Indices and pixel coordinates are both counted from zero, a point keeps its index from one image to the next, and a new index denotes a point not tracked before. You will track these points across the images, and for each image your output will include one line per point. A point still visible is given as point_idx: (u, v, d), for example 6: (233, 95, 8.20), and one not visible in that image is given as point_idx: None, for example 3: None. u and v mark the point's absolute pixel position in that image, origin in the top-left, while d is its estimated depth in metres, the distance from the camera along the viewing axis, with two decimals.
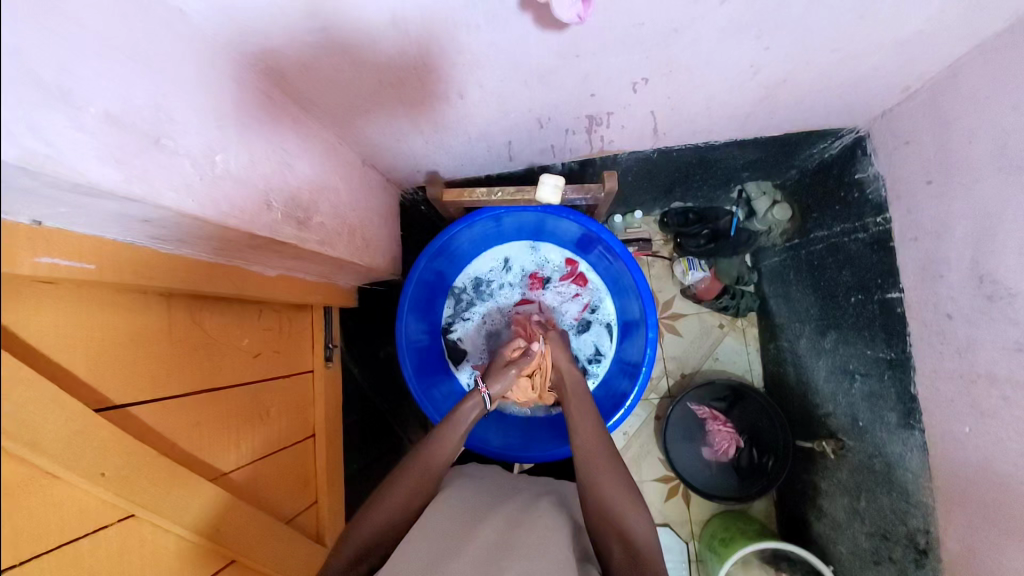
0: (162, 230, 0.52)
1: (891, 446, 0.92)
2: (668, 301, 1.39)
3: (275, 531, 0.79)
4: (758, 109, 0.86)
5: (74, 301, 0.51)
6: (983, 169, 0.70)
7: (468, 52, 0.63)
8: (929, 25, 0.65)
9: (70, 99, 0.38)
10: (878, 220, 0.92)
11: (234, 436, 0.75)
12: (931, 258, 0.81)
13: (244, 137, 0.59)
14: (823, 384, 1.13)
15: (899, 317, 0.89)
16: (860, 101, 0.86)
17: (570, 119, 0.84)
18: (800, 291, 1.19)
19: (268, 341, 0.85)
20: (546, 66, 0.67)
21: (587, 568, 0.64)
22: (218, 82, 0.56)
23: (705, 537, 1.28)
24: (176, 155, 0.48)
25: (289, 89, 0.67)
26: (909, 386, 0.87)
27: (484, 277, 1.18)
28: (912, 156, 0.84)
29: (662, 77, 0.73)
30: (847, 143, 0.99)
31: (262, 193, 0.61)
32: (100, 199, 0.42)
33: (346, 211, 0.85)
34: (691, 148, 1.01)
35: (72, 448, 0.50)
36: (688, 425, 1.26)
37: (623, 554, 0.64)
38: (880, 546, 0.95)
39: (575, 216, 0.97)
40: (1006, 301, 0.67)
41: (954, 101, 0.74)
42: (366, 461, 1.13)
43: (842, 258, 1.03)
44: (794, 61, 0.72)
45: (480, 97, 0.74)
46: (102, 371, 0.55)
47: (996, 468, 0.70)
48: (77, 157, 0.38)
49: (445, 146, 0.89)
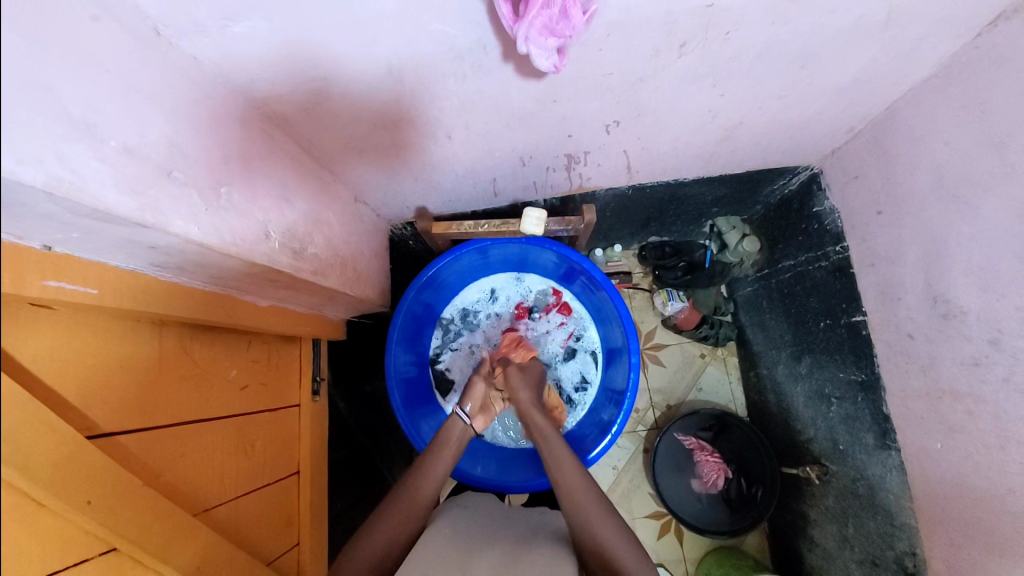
0: (165, 258, 0.55)
1: (871, 468, 0.94)
2: (651, 332, 1.43)
3: (255, 571, 0.76)
4: (720, 150, 0.95)
5: (71, 326, 0.53)
6: (926, 200, 0.77)
7: (457, 97, 0.69)
8: (862, 74, 0.75)
9: (93, 133, 0.42)
10: (838, 248, 1.00)
11: (218, 470, 0.74)
12: (888, 282, 0.87)
13: (247, 171, 0.63)
14: (803, 409, 1.15)
15: (865, 339, 0.94)
16: (811, 142, 0.95)
17: (550, 158, 0.90)
18: (774, 319, 1.24)
19: (256, 373, 0.85)
20: (527, 110, 0.74)
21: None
22: (226, 122, 0.60)
23: (700, 574, 1.25)
24: (185, 187, 0.52)
25: (289, 129, 0.72)
26: (881, 406, 0.91)
27: (471, 308, 1.21)
28: (861, 190, 0.92)
29: (632, 120, 0.80)
30: (804, 179, 1.08)
31: (261, 224, 0.65)
32: (113, 224, 0.45)
33: (338, 244, 0.88)
34: (662, 185, 1.09)
35: (60, 474, 0.50)
36: (676, 456, 1.27)
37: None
38: (871, 574, 0.95)
39: (557, 247, 1.02)
40: (960, 319, 0.73)
41: (893, 139, 0.83)
42: (351, 500, 1.10)
43: (809, 286, 1.09)
44: (747, 107, 0.80)
45: (466, 137, 0.80)
46: (94, 398, 0.56)
47: (969, 482, 0.73)
48: (96, 185, 0.41)
49: (434, 183, 0.94)
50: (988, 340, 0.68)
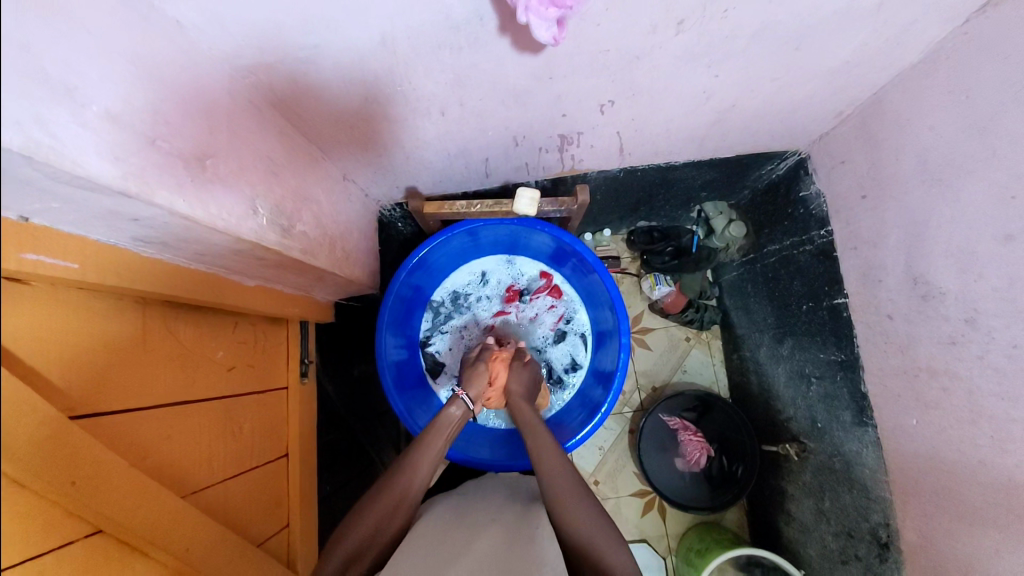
0: (150, 232, 0.52)
1: (848, 444, 0.97)
2: (638, 316, 1.45)
3: (244, 553, 0.76)
4: (712, 132, 0.95)
5: (49, 302, 0.50)
6: (910, 184, 0.79)
7: (451, 71, 0.67)
8: (853, 58, 0.75)
9: (74, 96, 0.40)
10: (822, 232, 1.02)
11: (206, 451, 0.73)
12: (870, 265, 0.89)
13: (234, 143, 0.61)
14: (783, 390, 1.19)
15: (846, 320, 0.97)
16: (800, 126, 0.96)
17: (544, 138, 0.90)
18: (757, 302, 1.27)
19: (242, 355, 0.83)
20: (523, 87, 0.73)
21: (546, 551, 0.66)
22: (211, 91, 0.58)
23: (682, 550, 1.29)
24: (171, 157, 0.49)
25: (276, 101, 0.69)
26: (859, 384, 0.94)
27: (461, 290, 1.20)
28: (847, 174, 0.94)
29: (627, 100, 0.80)
30: (791, 164, 1.09)
31: (249, 200, 0.63)
32: (96, 193, 0.43)
33: (327, 223, 0.86)
34: (654, 168, 1.09)
35: (41, 455, 0.48)
36: (660, 436, 1.30)
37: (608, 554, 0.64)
38: (845, 545, 0.99)
39: (549, 229, 1.02)
40: (938, 299, 0.75)
41: (879, 123, 0.85)
42: (338, 483, 1.09)
43: (793, 269, 1.11)
44: (741, 89, 0.81)
45: (459, 114, 0.79)
46: (74, 377, 0.53)
47: (941, 456, 0.77)
48: (77, 151, 0.39)
49: (424, 162, 0.92)
50: (964, 319, 0.71)
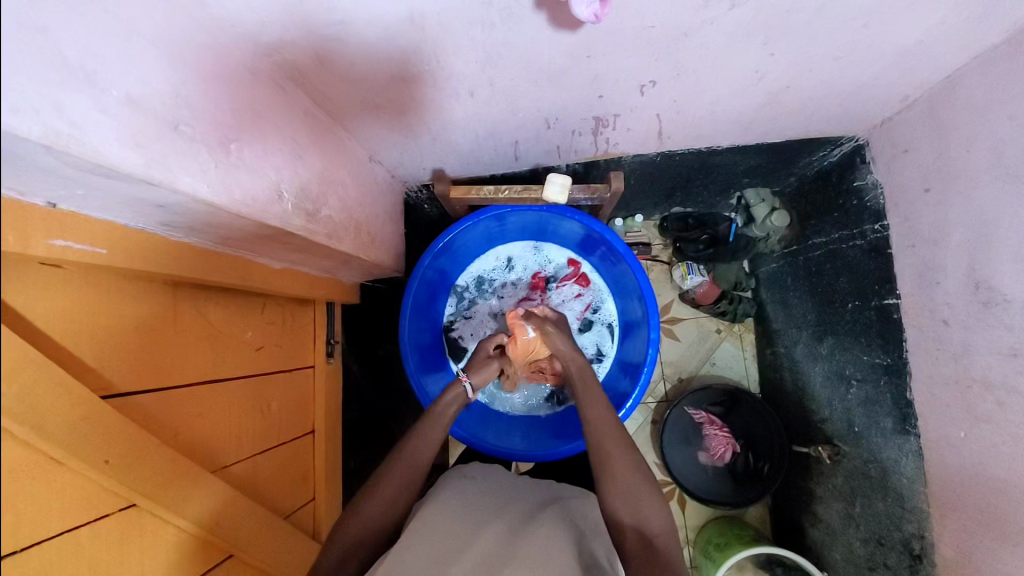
0: (175, 217, 0.52)
1: (886, 452, 0.92)
2: (667, 306, 1.40)
3: (270, 527, 0.78)
4: (761, 116, 0.88)
5: (83, 286, 0.51)
6: (980, 178, 0.71)
7: (482, 48, 0.63)
8: (927, 36, 0.67)
9: (94, 81, 0.39)
10: (876, 227, 0.93)
11: (235, 428, 0.75)
12: (928, 265, 0.81)
13: (259, 127, 0.60)
14: (819, 389, 1.13)
15: (896, 323, 0.89)
16: (858, 110, 0.88)
17: (577, 120, 0.85)
18: (797, 297, 1.20)
19: (271, 335, 0.85)
20: (558, 66, 0.68)
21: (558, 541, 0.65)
22: (236, 73, 0.56)
23: (700, 543, 1.27)
24: (193, 141, 0.48)
25: (301, 80, 0.67)
26: (904, 391, 0.88)
27: (486, 276, 1.18)
28: (910, 165, 0.85)
29: (670, 80, 0.74)
30: (846, 151, 1.00)
31: (273, 184, 0.62)
32: (117, 180, 0.42)
33: (353, 206, 0.85)
34: (693, 152, 1.03)
35: (77, 434, 0.50)
36: (685, 429, 1.26)
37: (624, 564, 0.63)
38: (875, 553, 0.95)
39: (579, 217, 0.98)
40: (1002, 307, 0.68)
41: (951, 110, 0.76)
42: (363, 458, 1.12)
43: (840, 264, 1.04)
44: (797, 70, 0.73)
45: (489, 95, 0.75)
46: (109, 358, 0.55)
47: (990, 472, 0.71)
48: (97, 138, 0.39)
49: (452, 144, 0.90)
50: None
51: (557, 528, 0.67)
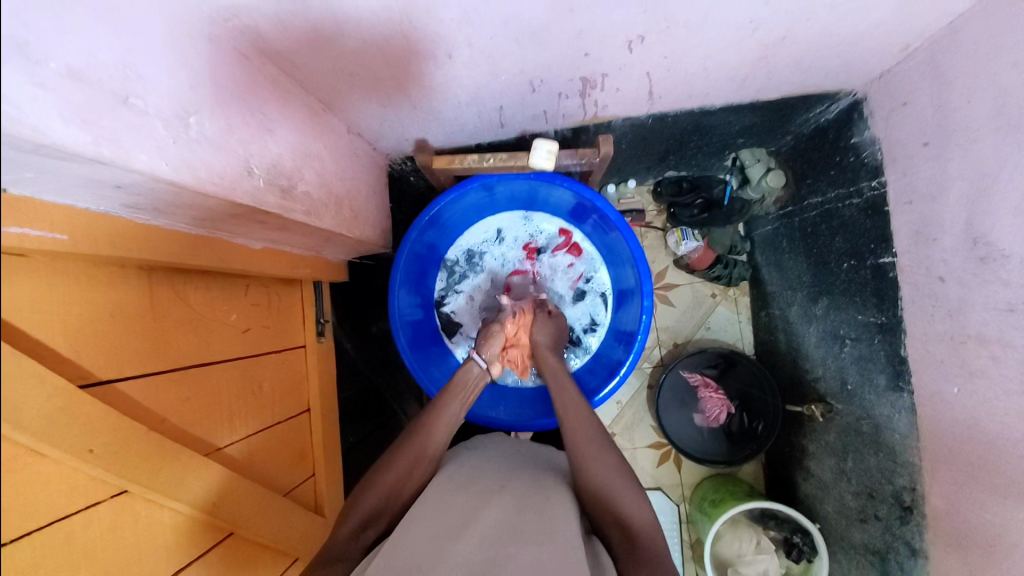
0: (139, 198, 0.50)
1: (879, 409, 0.93)
2: (662, 272, 1.39)
3: (271, 502, 0.79)
4: (755, 71, 0.84)
5: (49, 274, 0.49)
6: (981, 130, 0.68)
7: (456, 6, 0.59)
8: None
9: (27, 53, 0.36)
10: (873, 184, 0.91)
11: (226, 412, 0.75)
12: (925, 221, 0.79)
13: (219, 100, 0.56)
14: (813, 350, 1.13)
15: (891, 281, 0.88)
16: (856, 62, 0.84)
17: (563, 81, 0.81)
18: (792, 258, 1.18)
19: (256, 316, 0.83)
20: (539, 23, 0.64)
21: (552, 502, 0.65)
22: (189, 44, 0.52)
23: (696, 500, 1.30)
24: (145, 115, 0.45)
25: (265, 49, 0.63)
26: (898, 349, 0.87)
27: (476, 248, 1.16)
28: (908, 118, 0.82)
29: (659, 34, 0.70)
30: (844, 106, 0.96)
31: (241, 159, 0.59)
32: (65, 160, 0.40)
33: (331, 181, 0.83)
34: (686, 113, 0.99)
35: (57, 424, 0.49)
36: (679, 393, 1.27)
37: (624, 535, 0.63)
38: (866, 505, 0.97)
39: (568, 182, 0.95)
40: (999, 263, 0.66)
41: (953, 58, 0.72)
42: (363, 434, 1.12)
43: (835, 224, 1.01)
44: (792, 20, 0.69)
45: (468, 56, 0.71)
46: (84, 348, 0.53)
47: (982, 427, 0.71)
48: (38, 116, 0.36)
49: (434, 112, 0.86)
50: None
51: (552, 493, 0.68)
